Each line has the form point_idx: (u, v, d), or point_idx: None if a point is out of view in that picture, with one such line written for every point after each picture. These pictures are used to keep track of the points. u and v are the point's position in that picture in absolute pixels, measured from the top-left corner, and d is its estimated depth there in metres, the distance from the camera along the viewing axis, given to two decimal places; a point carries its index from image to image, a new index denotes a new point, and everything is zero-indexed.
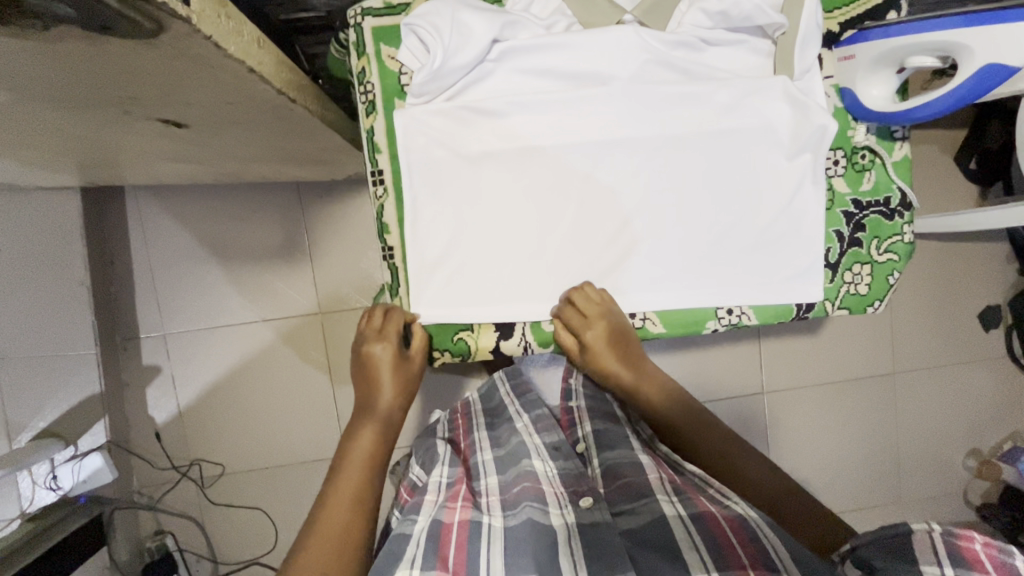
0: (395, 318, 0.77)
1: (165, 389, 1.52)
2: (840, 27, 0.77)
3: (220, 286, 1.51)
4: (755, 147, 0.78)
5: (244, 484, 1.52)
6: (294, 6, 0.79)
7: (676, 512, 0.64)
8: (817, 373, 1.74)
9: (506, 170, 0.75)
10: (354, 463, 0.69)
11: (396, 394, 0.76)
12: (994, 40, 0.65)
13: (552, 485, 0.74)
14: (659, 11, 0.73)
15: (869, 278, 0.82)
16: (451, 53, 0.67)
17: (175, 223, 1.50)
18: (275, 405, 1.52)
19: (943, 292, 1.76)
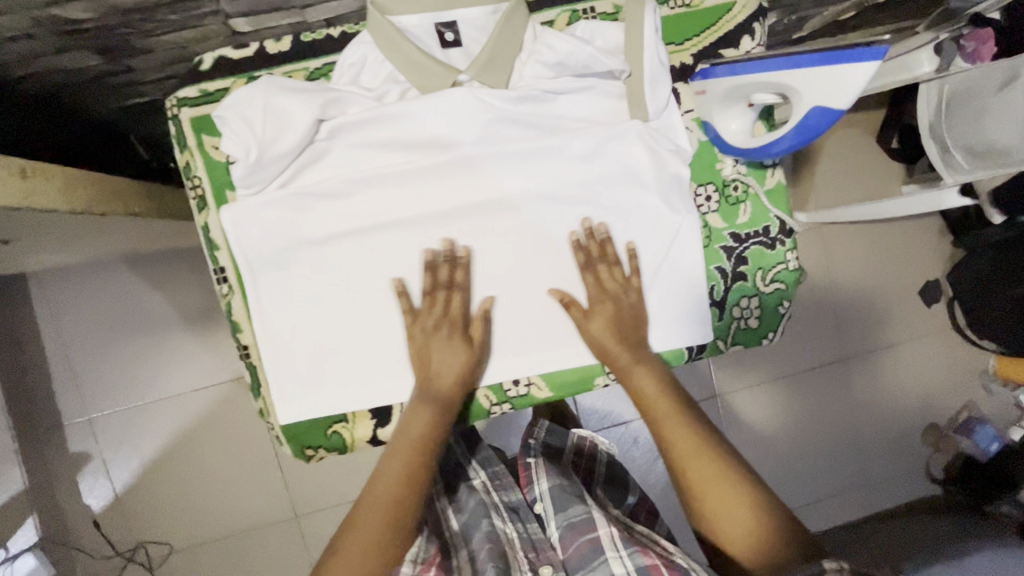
0: (456, 297, 0.72)
1: (100, 472, 1.25)
2: (692, 59, 0.74)
3: (153, 348, 1.26)
4: (619, 192, 0.74)
5: (197, 561, 1.28)
6: (118, 95, 0.74)
7: (626, 569, 0.65)
8: (783, 365, 1.68)
9: (357, 251, 0.71)
10: (406, 443, 0.68)
11: (456, 379, 0.71)
12: (818, 82, 0.58)
13: (515, 549, 0.73)
14: (496, 67, 0.69)
15: (758, 311, 0.79)
16: (269, 142, 0.63)
17: (90, 281, 1.23)
18: (219, 474, 1.28)
19: (887, 266, 1.72)
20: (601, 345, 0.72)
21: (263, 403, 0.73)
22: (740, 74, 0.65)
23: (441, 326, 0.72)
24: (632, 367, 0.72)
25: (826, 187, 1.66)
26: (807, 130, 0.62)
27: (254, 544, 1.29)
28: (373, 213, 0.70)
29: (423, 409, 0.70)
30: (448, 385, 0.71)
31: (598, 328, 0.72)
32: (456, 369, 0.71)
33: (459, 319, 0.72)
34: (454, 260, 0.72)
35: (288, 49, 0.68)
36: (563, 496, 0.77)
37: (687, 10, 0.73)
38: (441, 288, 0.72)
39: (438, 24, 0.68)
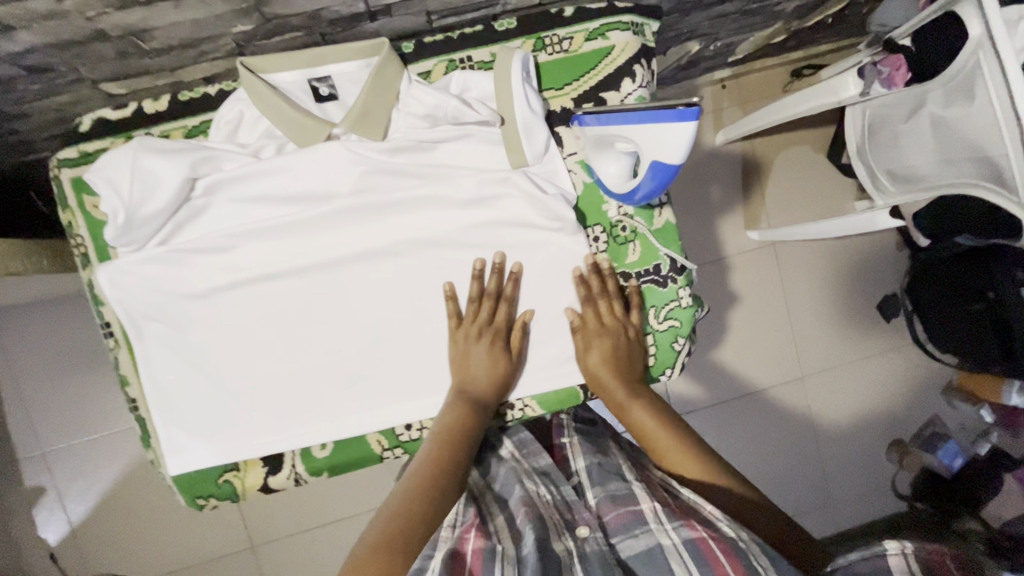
0: (498, 309, 0.73)
1: (54, 507, 1.26)
2: (573, 103, 0.75)
3: (101, 384, 1.27)
4: (507, 235, 0.74)
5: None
6: (20, 153, 0.75)
7: (672, 542, 0.54)
8: (760, 376, 1.61)
9: (239, 303, 0.72)
10: (441, 435, 0.68)
11: (490, 386, 0.72)
12: (654, 140, 0.63)
13: (552, 512, 0.63)
14: (369, 119, 0.69)
15: (654, 348, 0.79)
16: (138, 204, 0.64)
17: (38, 319, 1.24)
18: (174, 507, 1.29)
19: (846, 280, 1.66)
20: (598, 379, 0.73)
21: (153, 454, 0.74)
22: (609, 116, 0.67)
23: (484, 335, 0.73)
24: (625, 403, 0.71)
25: (780, 202, 1.64)
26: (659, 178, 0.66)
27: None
28: (256, 265, 0.71)
29: (454, 411, 0.70)
30: (483, 391, 0.72)
31: (598, 358, 0.73)
32: (492, 381, 0.72)
33: (504, 329, 0.73)
34: (508, 275, 0.74)
35: (166, 108, 0.69)
36: (606, 472, 0.70)
37: (565, 56, 0.75)
38: (487, 298, 0.73)
39: (312, 79, 0.70)
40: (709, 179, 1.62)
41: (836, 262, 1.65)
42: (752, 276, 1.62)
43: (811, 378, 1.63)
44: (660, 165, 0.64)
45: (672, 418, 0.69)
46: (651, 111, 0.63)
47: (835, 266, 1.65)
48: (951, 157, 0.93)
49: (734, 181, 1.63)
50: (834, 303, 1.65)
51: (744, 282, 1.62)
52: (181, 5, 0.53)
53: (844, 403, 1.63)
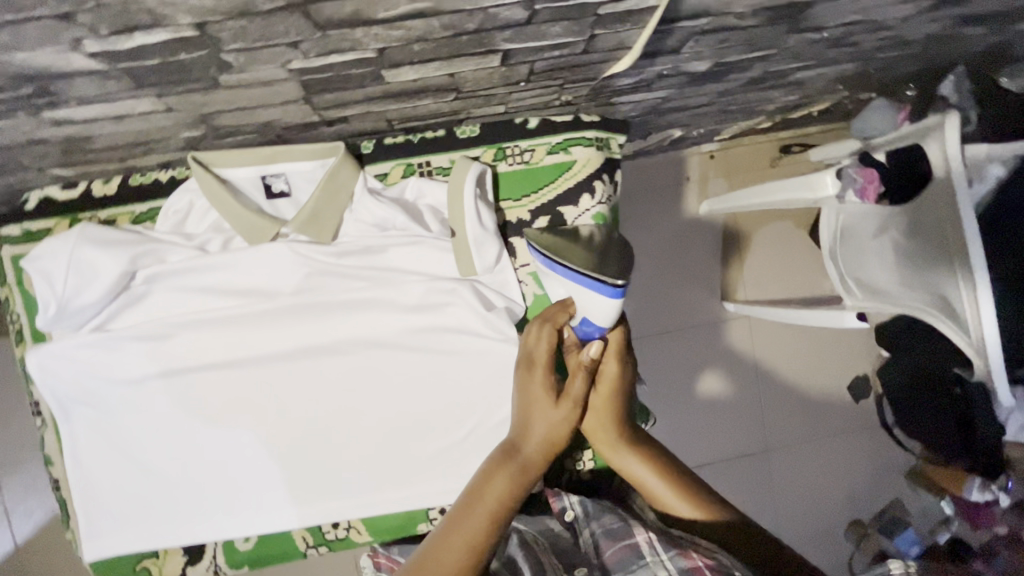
0: (542, 340, 0.64)
1: None
2: (529, 215, 0.75)
3: None
4: (450, 343, 0.73)
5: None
6: None
7: (668, 575, 0.58)
8: (723, 449, 1.60)
9: (172, 393, 0.70)
10: (486, 499, 0.58)
11: (543, 441, 0.61)
12: (583, 302, 0.63)
13: (550, 559, 0.66)
14: (317, 221, 0.69)
15: (591, 461, 0.83)
16: (71, 296, 0.63)
17: None
18: None
19: (816, 360, 1.66)
20: (599, 414, 0.66)
21: (72, 534, 0.72)
22: (551, 263, 0.66)
23: (523, 369, 0.64)
24: (618, 449, 0.67)
25: (757, 276, 1.64)
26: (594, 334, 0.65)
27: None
28: (193, 356, 0.70)
29: (498, 474, 0.59)
30: (535, 447, 0.61)
31: (599, 390, 0.66)
32: (540, 434, 0.61)
33: (547, 363, 0.63)
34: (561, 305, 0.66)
35: (115, 192, 0.69)
36: (600, 509, 0.72)
37: (525, 166, 0.75)
38: (547, 325, 0.65)
39: (265, 175, 0.69)
40: (687, 248, 1.62)
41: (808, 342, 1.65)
42: (722, 349, 1.62)
43: (774, 455, 1.62)
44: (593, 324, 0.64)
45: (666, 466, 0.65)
46: (580, 276, 0.62)
47: (807, 345, 1.65)
48: (910, 282, 0.92)
49: (713, 251, 1.63)
50: (802, 381, 1.65)
51: (714, 353, 1.62)
52: (120, 122, 0.53)
53: (804, 484, 1.62)
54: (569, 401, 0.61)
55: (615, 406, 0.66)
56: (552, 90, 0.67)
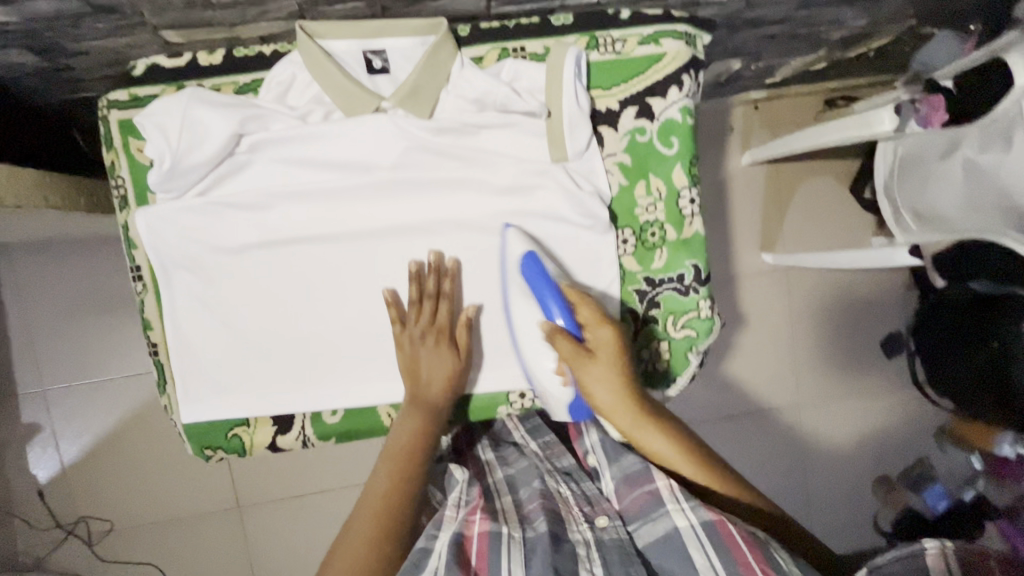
0: (441, 309, 0.74)
1: (49, 445, 1.37)
2: (619, 104, 0.76)
3: (107, 336, 1.36)
4: (539, 225, 0.75)
5: (136, 540, 1.39)
6: (70, 89, 0.76)
7: (690, 524, 0.58)
8: (764, 398, 1.59)
9: (270, 263, 0.73)
10: (388, 453, 0.70)
11: (445, 387, 0.73)
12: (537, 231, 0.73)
13: (569, 506, 0.67)
14: (418, 97, 0.70)
15: (668, 356, 0.80)
16: (185, 152, 0.65)
17: (55, 272, 1.33)
18: (158, 462, 1.39)
19: (858, 313, 1.64)
20: (607, 392, 0.69)
21: (168, 400, 0.75)
22: (501, 270, 0.75)
23: (427, 336, 0.73)
24: (640, 429, 0.71)
25: (798, 228, 1.64)
26: (533, 275, 0.70)
27: (191, 530, 1.40)
28: (291, 228, 0.72)
29: (410, 420, 0.72)
30: (439, 394, 0.73)
31: (604, 368, 0.69)
32: (441, 381, 0.73)
33: (447, 327, 0.74)
34: (445, 272, 0.74)
35: (220, 62, 0.70)
36: (618, 448, 0.72)
37: (617, 57, 0.76)
38: (428, 297, 0.73)
39: (367, 51, 0.71)
40: (730, 198, 1.62)
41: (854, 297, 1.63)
42: (761, 299, 1.61)
43: (809, 410, 1.62)
44: (525, 260, 0.71)
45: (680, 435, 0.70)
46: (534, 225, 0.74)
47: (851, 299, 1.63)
48: (977, 203, 0.95)
49: (755, 202, 1.62)
50: (840, 335, 1.63)
51: (755, 304, 1.60)
52: None
53: (837, 439, 1.62)
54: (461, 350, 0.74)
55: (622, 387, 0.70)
56: None
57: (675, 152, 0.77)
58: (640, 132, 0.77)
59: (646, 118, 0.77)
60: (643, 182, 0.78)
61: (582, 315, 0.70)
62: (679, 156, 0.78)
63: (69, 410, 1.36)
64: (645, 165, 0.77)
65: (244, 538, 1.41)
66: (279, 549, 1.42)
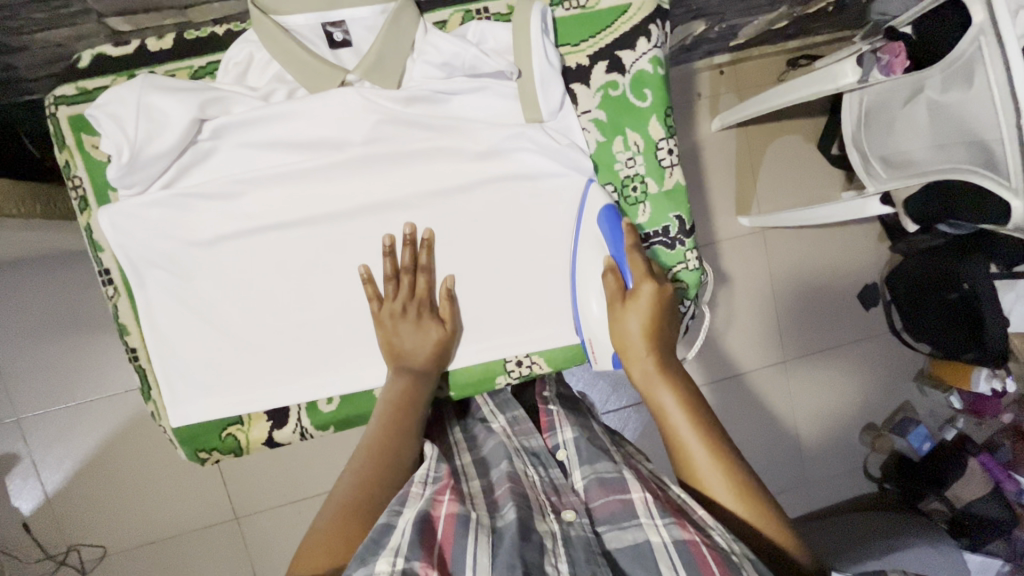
0: (421, 283, 0.73)
1: (28, 475, 1.31)
2: (589, 62, 0.75)
3: (80, 355, 1.31)
4: (521, 195, 0.75)
5: (133, 563, 1.35)
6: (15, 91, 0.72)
7: (662, 540, 0.54)
8: (754, 357, 1.61)
9: (247, 252, 0.70)
10: (385, 410, 0.68)
11: (431, 353, 0.73)
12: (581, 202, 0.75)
13: (537, 494, 0.65)
14: (383, 69, 0.68)
15: None
16: (142, 142, 0.62)
17: (15, 295, 1.27)
18: (148, 480, 1.35)
19: (838, 266, 1.66)
20: (634, 338, 0.68)
21: (154, 406, 0.72)
22: (514, 240, 0.76)
23: (408, 309, 0.72)
24: (654, 381, 0.66)
25: (772, 188, 1.66)
26: (612, 228, 0.71)
27: (190, 548, 1.37)
28: (265, 213, 0.70)
29: (399, 382, 0.71)
30: (426, 359, 0.72)
31: (636, 312, 0.68)
32: (427, 348, 0.73)
33: (426, 298, 0.73)
34: (420, 243, 0.73)
35: (171, 46, 0.67)
36: (593, 454, 0.71)
37: (582, 11, 0.75)
38: (405, 272, 0.72)
39: (326, 23, 0.68)
40: (704, 163, 1.63)
41: (832, 249, 1.65)
42: (741, 261, 1.61)
43: (799, 365, 1.64)
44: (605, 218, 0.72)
45: (694, 403, 0.64)
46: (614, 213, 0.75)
47: (830, 252, 1.65)
48: (946, 141, 0.96)
49: (728, 166, 1.63)
50: (821, 290, 1.66)
51: (738, 265, 1.61)
52: None
53: (827, 390, 1.65)
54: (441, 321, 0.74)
55: (649, 333, 0.68)
56: None
57: (649, 104, 0.77)
58: (613, 86, 0.76)
59: (618, 72, 0.76)
60: (620, 137, 0.77)
61: (637, 264, 0.69)
62: (653, 108, 0.78)
63: (48, 437, 1.31)
64: (621, 119, 0.77)
65: (246, 548, 1.39)
66: (284, 556, 1.39)
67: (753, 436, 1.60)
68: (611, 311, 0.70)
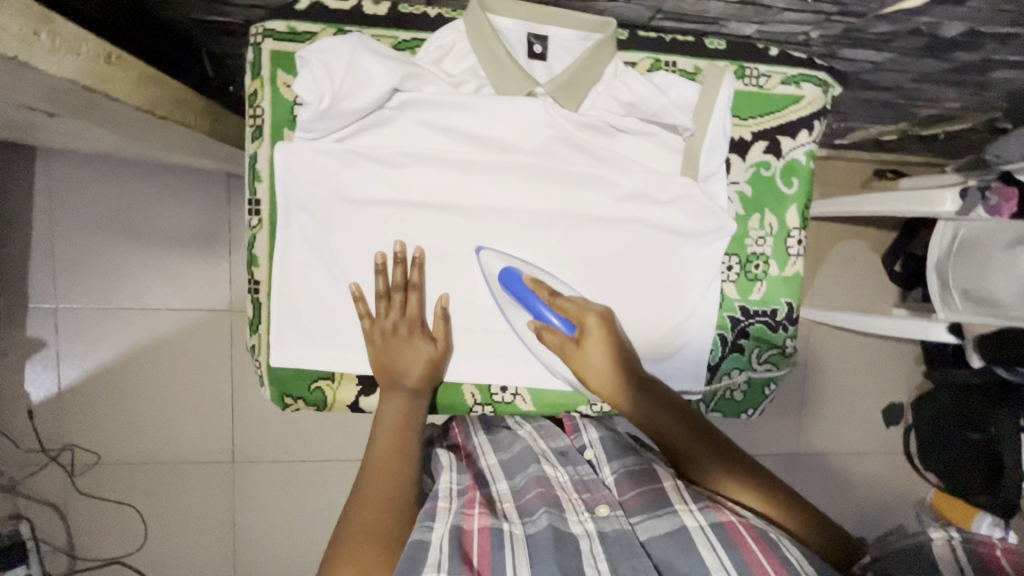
0: (412, 301, 0.72)
1: (47, 365, 1.31)
2: (751, 136, 0.78)
3: (133, 265, 1.32)
4: (655, 239, 0.76)
5: (122, 478, 1.34)
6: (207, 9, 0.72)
7: (697, 522, 0.55)
8: (768, 441, 1.61)
9: (389, 223, 0.72)
10: (383, 428, 0.66)
11: (424, 368, 0.72)
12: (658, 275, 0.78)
13: (568, 493, 0.64)
14: (572, 90, 0.71)
15: (745, 384, 0.83)
16: (341, 96, 0.64)
17: (96, 189, 1.30)
18: (162, 401, 1.35)
19: (876, 378, 1.67)
20: (601, 370, 0.68)
21: (257, 340, 0.74)
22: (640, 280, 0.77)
23: (400, 326, 0.72)
24: (630, 398, 0.68)
25: (828, 286, 1.69)
26: (514, 285, 0.70)
27: (181, 479, 1.36)
28: (418, 191, 0.72)
29: (394, 400, 0.69)
30: (418, 373, 0.71)
31: (594, 346, 0.68)
32: (420, 363, 0.72)
33: (418, 316, 0.72)
34: (412, 262, 0.72)
35: (384, 14, 0.69)
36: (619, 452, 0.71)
37: (758, 91, 0.77)
38: (396, 291, 0.72)
39: (531, 35, 0.71)
40: None
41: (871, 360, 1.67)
42: None
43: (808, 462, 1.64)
44: (503, 275, 0.71)
45: (673, 408, 0.68)
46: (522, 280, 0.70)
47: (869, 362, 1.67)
48: None
49: None
50: (850, 397, 1.67)
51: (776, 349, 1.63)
52: None
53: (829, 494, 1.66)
54: (435, 338, 0.73)
55: (614, 361, 0.68)
56: (819, 18, 0.72)
57: (793, 192, 0.80)
58: (765, 166, 0.79)
59: (773, 154, 0.79)
60: (758, 215, 0.80)
61: (565, 308, 0.69)
62: (796, 197, 0.80)
63: (79, 334, 1.31)
64: (763, 199, 0.80)
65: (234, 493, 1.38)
66: (266, 512, 1.38)
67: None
68: (569, 358, 0.69)
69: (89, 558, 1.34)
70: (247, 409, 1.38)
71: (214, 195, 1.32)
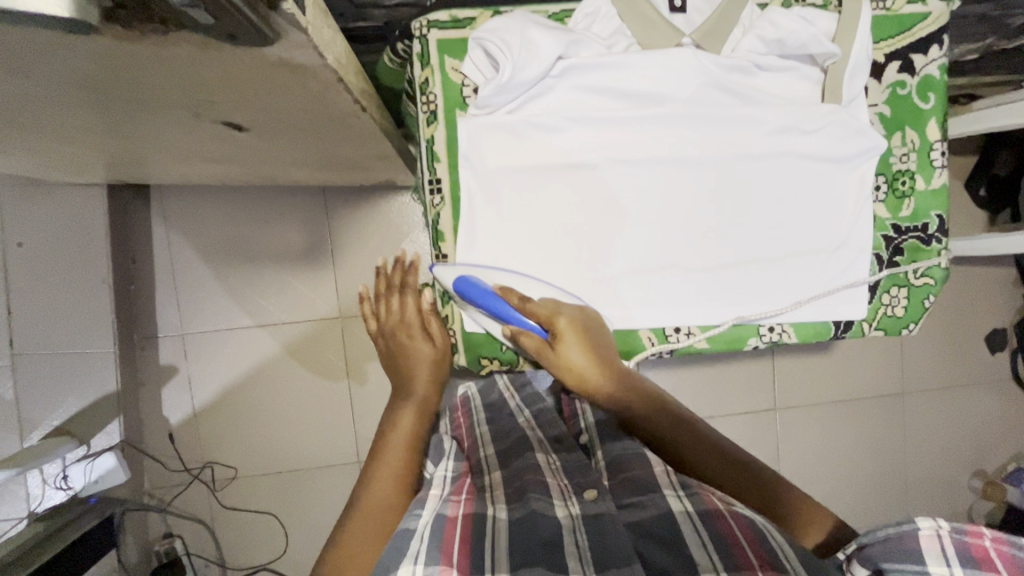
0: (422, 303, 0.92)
1: (181, 389, 1.38)
2: (886, 58, 0.81)
3: (247, 283, 1.38)
4: (806, 168, 0.80)
5: (258, 489, 1.38)
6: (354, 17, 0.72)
7: (685, 509, 0.54)
8: None
9: (559, 184, 0.77)
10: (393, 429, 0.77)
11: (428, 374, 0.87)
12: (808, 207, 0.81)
13: (557, 479, 0.63)
14: (716, 35, 0.75)
15: (905, 300, 0.85)
16: (519, 68, 0.70)
17: (206, 218, 1.37)
18: (286, 411, 1.39)
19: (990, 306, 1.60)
20: (576, 369, 0.73)
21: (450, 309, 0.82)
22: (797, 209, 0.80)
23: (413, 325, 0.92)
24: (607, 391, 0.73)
25: None
26: (482, 296, 0.74)
27: (311, 483, 1.39)
28: (581, 151, 0.77)
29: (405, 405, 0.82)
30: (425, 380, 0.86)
31: (569, 347, 0.73)
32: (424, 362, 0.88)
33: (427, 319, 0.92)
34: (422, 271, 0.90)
35: None
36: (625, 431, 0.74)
37: (886, 13, 0.80)
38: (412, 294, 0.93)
39: None
40: None
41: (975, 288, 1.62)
42: None
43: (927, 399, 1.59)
44: (464, 284, 0.75)
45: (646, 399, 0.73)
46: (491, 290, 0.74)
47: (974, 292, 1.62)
48: None
49: None
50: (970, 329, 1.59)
51: None
52: None
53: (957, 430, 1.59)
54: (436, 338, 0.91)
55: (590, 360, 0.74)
56: None
57: (932, 106, 0.82)
58: (901, 85, 0.82)
59: (907, 72, 0.81)
60: (899, 133, 0.83)
61: (537, 311, 0.74)
62: (934, 110, 0.82)
63: (206, 355, 1.38)
64: (903, 117, 0.82)
65: None
66: None
67: (889, 465, 1.49)
68: (549, 359, 0.74)
69: (239, 567, 1.38)
70: (363, 410, 1.40)
71: (314, 209, 1.38)
